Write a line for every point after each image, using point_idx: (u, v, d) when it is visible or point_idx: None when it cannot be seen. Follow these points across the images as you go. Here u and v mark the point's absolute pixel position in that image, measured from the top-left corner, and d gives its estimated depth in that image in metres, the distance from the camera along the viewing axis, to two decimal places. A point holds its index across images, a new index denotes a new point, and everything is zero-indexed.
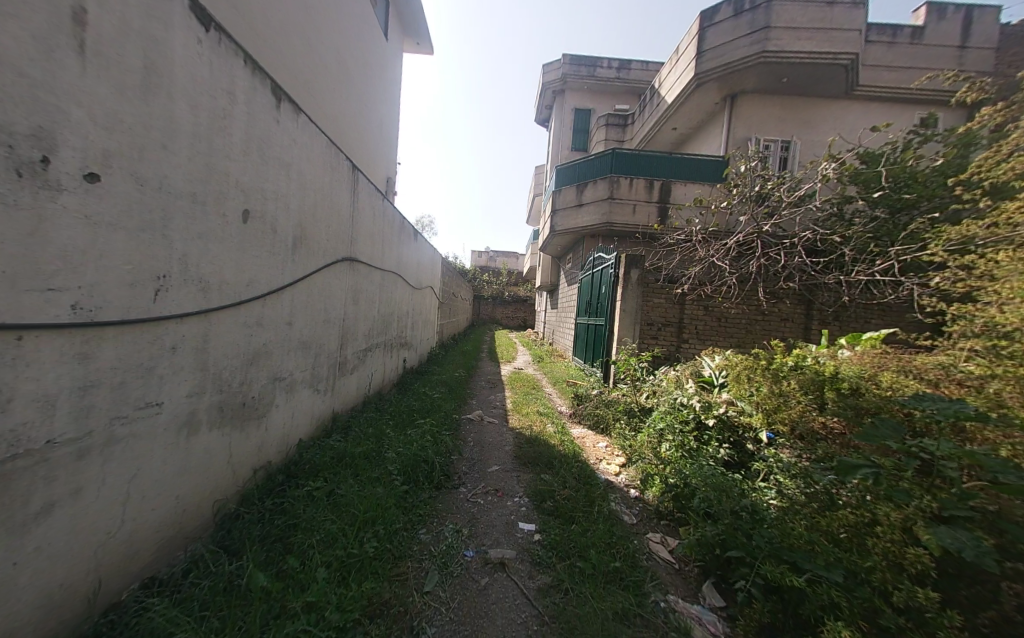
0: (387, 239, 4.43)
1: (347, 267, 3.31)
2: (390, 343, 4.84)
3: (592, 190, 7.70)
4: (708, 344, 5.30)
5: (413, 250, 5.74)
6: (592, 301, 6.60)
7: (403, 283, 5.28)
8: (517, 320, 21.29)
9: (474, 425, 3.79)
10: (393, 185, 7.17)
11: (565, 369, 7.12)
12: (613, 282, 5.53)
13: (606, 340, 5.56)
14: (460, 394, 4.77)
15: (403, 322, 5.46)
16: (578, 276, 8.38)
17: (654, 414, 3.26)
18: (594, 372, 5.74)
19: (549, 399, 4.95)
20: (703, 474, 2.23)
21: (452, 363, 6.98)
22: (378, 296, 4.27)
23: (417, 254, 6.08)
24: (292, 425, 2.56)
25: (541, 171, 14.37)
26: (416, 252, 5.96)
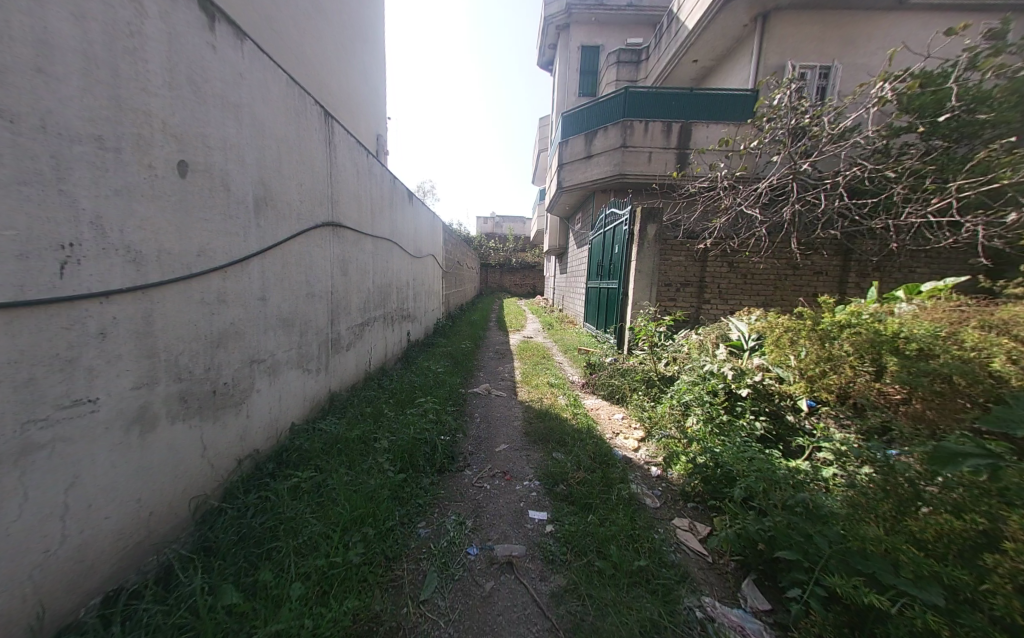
0: (377, 203, 4.03)
1: (330, 234, 2.97)
2: (390, 316, 4.58)
3: (603, 139, 6.98)
4: (732, 304, 4.88)
5: (408, 215, 5.33)
6: (604, 262, 6.14)
7: (400, 252, 4.93)
8: (526, 287, 20.84)
9: (480, 400, 3.58)
10: (384, 144, 6.62)
11: (577, 337, 6.81)
12: (627, 240, 5.05)
13: (620, 304, 5.17)
14: (466, 366, 4.54)
15: (404, 294, 5.16)
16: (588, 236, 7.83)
17: (676, 383, 2.94)
18: (607, 339, 5.42)
19: (559, 369, 4.69)
20: (738, 453, 1.95)
21: (459, 334, 6.75)
22: (373, 266, 3.94)
23: (414, 220, 5.65)
24: (280, 409, 2.36)
25: (546, 124, 13.28)
26: (412, 218, 5.54)
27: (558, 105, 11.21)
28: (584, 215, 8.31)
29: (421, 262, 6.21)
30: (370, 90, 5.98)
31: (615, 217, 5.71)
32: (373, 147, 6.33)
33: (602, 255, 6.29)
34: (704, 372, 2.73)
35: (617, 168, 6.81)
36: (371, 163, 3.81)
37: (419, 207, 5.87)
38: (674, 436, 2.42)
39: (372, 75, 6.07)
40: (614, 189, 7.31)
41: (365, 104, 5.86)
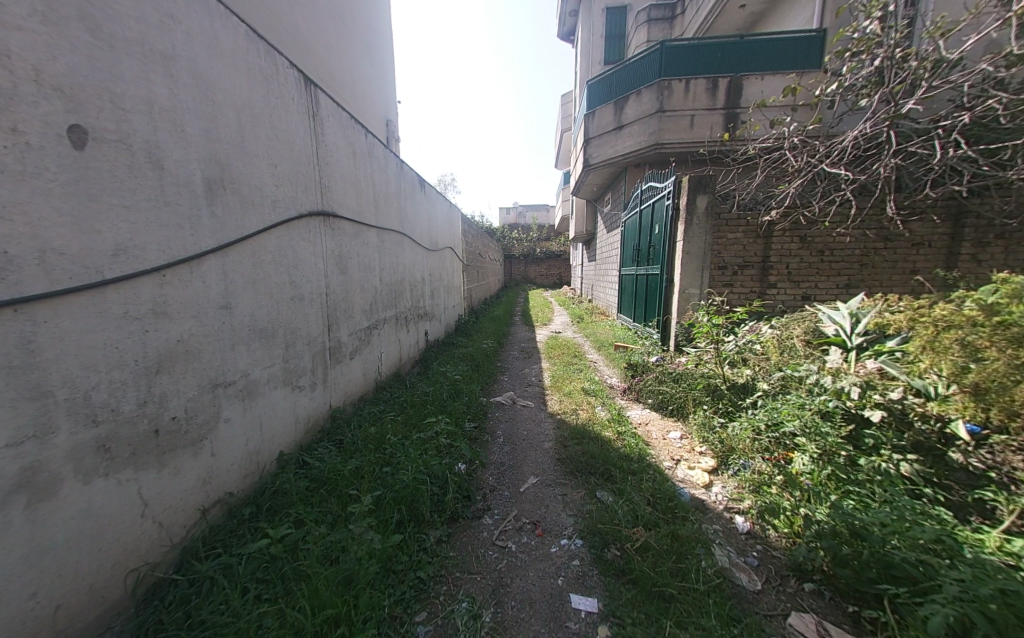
0: (381, 189, 3.55)
1: (320, 225, 2.51)
2: (405, 316, 4.15)
3: (636, 106, 6.16)
4: (804, 288, 4.04)
5: (420, 205, 4.84)
6: (642, 245, 5.38)
7: (413, 245, 4.47)
8: (553, 278, 20.09)
9: (504, 412, 3.05)
10: (394, 131, 6.18)
11: (612, 330, 6.13)
12: (671, 218, 4.29)
13: (663, 293, 4.46)
14: (489, 371, 4.04)
15: (419, 290, 4.70)
16: (621, 218, 7.04)
17: (758, 396, 2.25)
18: (649, 333, 4.73)
19: (595, 371, 4.09)
20: (896, 519, 1.30)
21: (482, 332, 6.27)
22: (379, 261, 3.49)
23: (427, 209, 5.16)
24: (261, 438, 1.96)
25: (568, 101, 12.38)
26: (425, 207, 5.06)
27: (581, 78, 10.33)
28: (616, 196, 7.51)
29: (438, 255, 5.74)
30: (375, 72, 5.53)
31: (654, 192, 4.93)
32: (384, 134, 5.91)
33: (640, 236, 5.52)
34: (809, 385, 2.04)
35: (653, 138, 5.99)
36: (371, 144, 3.33)
37: (433, 195, 5.38)
38: (769, 474, 1.78)
39: (377, 55, 5.60)
40: (649, 162, 6.48)
41: (372, 86, 5.40)
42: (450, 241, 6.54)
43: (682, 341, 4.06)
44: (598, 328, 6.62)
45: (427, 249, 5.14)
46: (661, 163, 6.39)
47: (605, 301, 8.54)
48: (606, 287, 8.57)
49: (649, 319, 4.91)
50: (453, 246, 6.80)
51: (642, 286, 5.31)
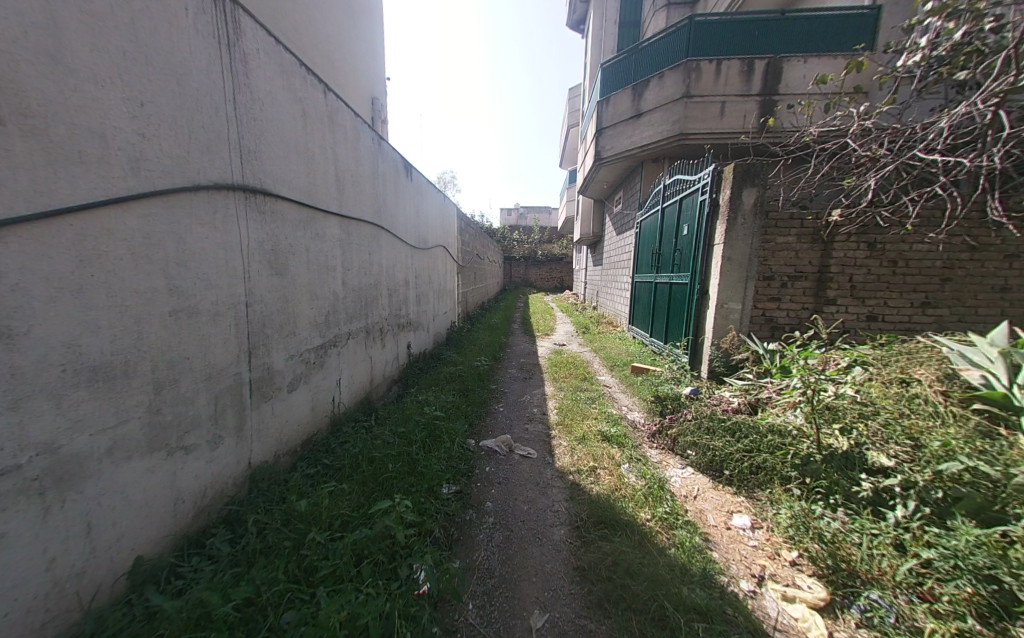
0: (348, 166, 2.76)
1: (235, 202, 1.72)
2: (378, 329, 3.37)
3: (657, 90, 5.40)
4: (869, 306, 3.29)
5: (405, 192, 4.04)
6: (664, 250, 4.60)
7: (393, 240, 3.69)
8: (553, 282, 19.38)
9: (497, 466, 2.26)
10: (381, 111, 5.40)
11: (626, 346, 5.34)
12: (706, 216, 3.50)
13: (693, 307, 3.67)
14: (480, 398, 3.26)
15: (400, 296, 3.91)
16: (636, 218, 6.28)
17: (913, 497, 1.49)
18: (673, 353, 3.96)
19: (611, 403, 3.31)
20: None
21: (476, 343, 5.48)
22: (342, 259, 2.69)
23: (414, 199, 4.36)
24: (83, 552, 1.16)
25: (576, 95, 11.67)
26: (411, 196, 4.26)
27: (591, 68, 9.59)
28: (629, 194, 6.75)
29: (428, 255, 4.95)
30: (359, 39, 4.75)
31: (683, 186, 4.14)
32: (368, 113, 5.12)
33: (661, 239, 4.74)
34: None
35: (677, 126, 5.24)
36: (333, 105, 2.54)
37: (422, 182, 4.58)
38: None
39: (363, 19, 4.81)
40: (669, 155, 5.72)
41: (354, 55, 4.62)
42: (442, 240, 5.77)
43: (720, 368, 3.28)
44: (609, 342, 5.82)
45: (413, 248, 4.35)
46: (684, 156, 5.64)
47: (613, 310, 7.77)
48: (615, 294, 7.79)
49: (673, 337, 4.13)
50: (445, 245, 5.99)
51: (663, 298, 4.53)
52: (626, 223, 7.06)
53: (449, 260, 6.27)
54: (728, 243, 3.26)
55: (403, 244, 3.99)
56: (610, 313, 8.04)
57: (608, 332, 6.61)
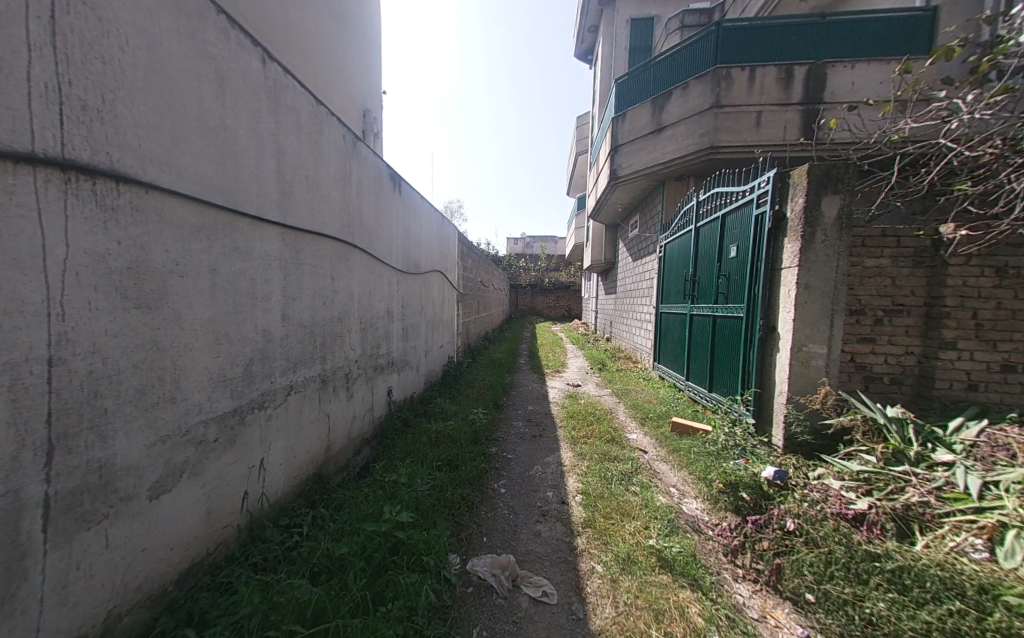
0: (299, 162, 2.07)
1: (33, 185, 0.99)
2: (341, 376, 2.55)
3: (681, 101, 4.82)
4: (1005, 350, 2.41)
5: (391, 207, 3.36)
6: (701, 276, 3.80)
7: (372, 262, 2.97)
8: (561, 311, 18.66)
9: (492, 626, 1.35)
10: (374, 124, 4.88)
11: (656, 391, 4.41)
12: (768, 234, 2.73)
13: (754, 348, 2.82)
14: (473, 474, 2.37)
15: (379, 330, 3.12)
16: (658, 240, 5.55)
17: None
18: (727, 406, 3.06)
19: (655, 484, 2.38)
20: None
21: (475, 383, 4.60)
22: (284, 284, 1.94)
23: (404, 217, 3.67)
24: None
25: (585, 122, 11.39)
26: (400, 212, 3.57)
27: (601, 93, 9.29)
28: (649, 215, 6.07)
29: (420, 282, 4.20)
30: (351, 46, 4.27)
31: (726, 201, 3.41)
32: (358, 126, 4.58)
33: (695, 263, 3.96)
34: None
35: (705, 139, 4.62)
36: (276, 80, 1.89)
37: (414, 198, 3.92)
38: None
39: (356, 27, 4.37)
40: (697, 171, 5.06)
41: (344, 61, 4.12)
42: (439, 264, 5.05)
43: (806, 436, 2.37)
44: (632, 384, 4.89)
45: (401, 273, 3.62)
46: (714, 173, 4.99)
47: (632, 343, 6.88)
48: (633, 326, 6.94)
49: (723, 385, 3.24)
50: (443, 270, 5.26)
51: (704, 333, 3.68)
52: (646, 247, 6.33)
53: (447, 287, 5.53)
54: (805, 266, 2.46)
55: (386, 269, 3.26)
56: (628, 347, 7.14)
57: (629, 370, 5.69)
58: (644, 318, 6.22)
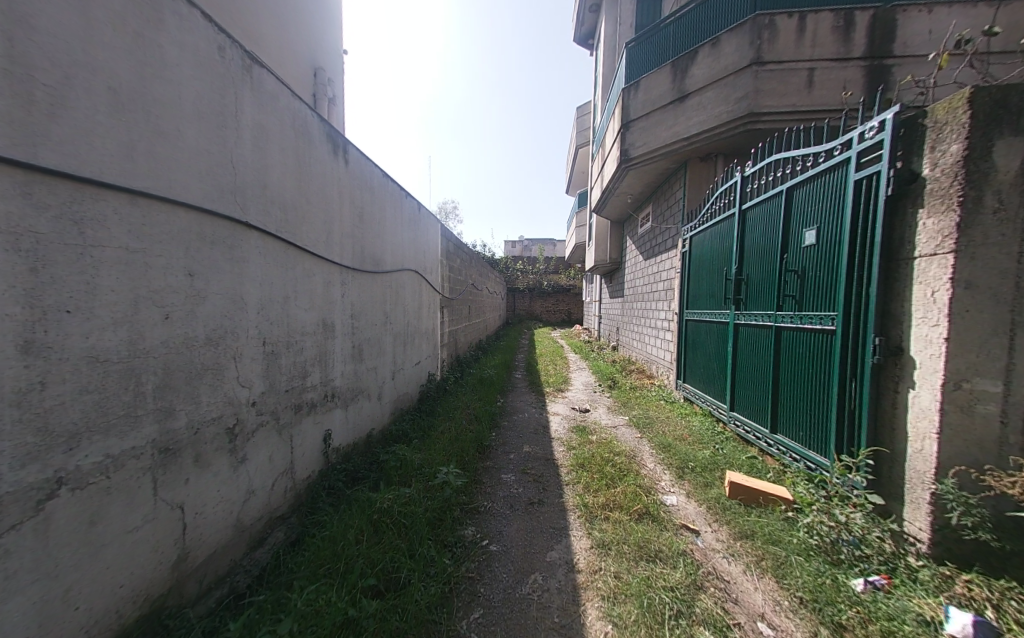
0: (86, 49, 1.10)
1: None
2: (217, 434, 1.58)
3: (710, 60, 3.86)
4: None
5: (327, 177, 2.38)
6: (754, 272, 2.84)
7: (290, 254, 2.01)
8: (560, 316, 17.79)
9: None
10: (326, 90, 3.90)
11: (688, 421, 3.43)
12: (884, 205, 1.79)
13: (860, 380, 1.87)
14: (428, 603, 1.40)
15: (306, 353, 2.15)
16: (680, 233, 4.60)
17: None
18: (817, 462, 2.08)
19: (732, 617, 1.41)
20: None
21: (458, 411, 3.63)
22: (35, 287, 0.99)
23: (351, 194, 2.68)
24: None
25: (585, 112, 10.42)
26: (344, 188, 2.59)
27: (603, 77, 8.33)
28: (666, 205, 5.11)
29: (382, 284, 3.22)
30: None
31: (794, 168, 2.45)
32: (304, 89, 3.60)
33: (743, 257, 2.99)
34: None
35: (744, 105, 3.64)
36: None
37: (370, 173, 2.95)
38: None
39: None
40: (729, 148, 4.11)
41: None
42: (414, 263, 4.05)
43: (985, 535, 1.44)
44: (654, 409, 3.90)
45: (349, 272, 2.65)
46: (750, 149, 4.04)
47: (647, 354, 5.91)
48: (647, 334, 5.97)
49: (799, 427, 2.27)
50: (420, 271, 4.25)
51: (760, 350, 2.71)
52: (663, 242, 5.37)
53: (427, 291, 4.55)
54: (968, 255, 1.50)
55: (317, 265, 2.28)
56: (642, 359, 6.17)
57: (647, 389, 4.72)
58: (662, 326, 5.26)
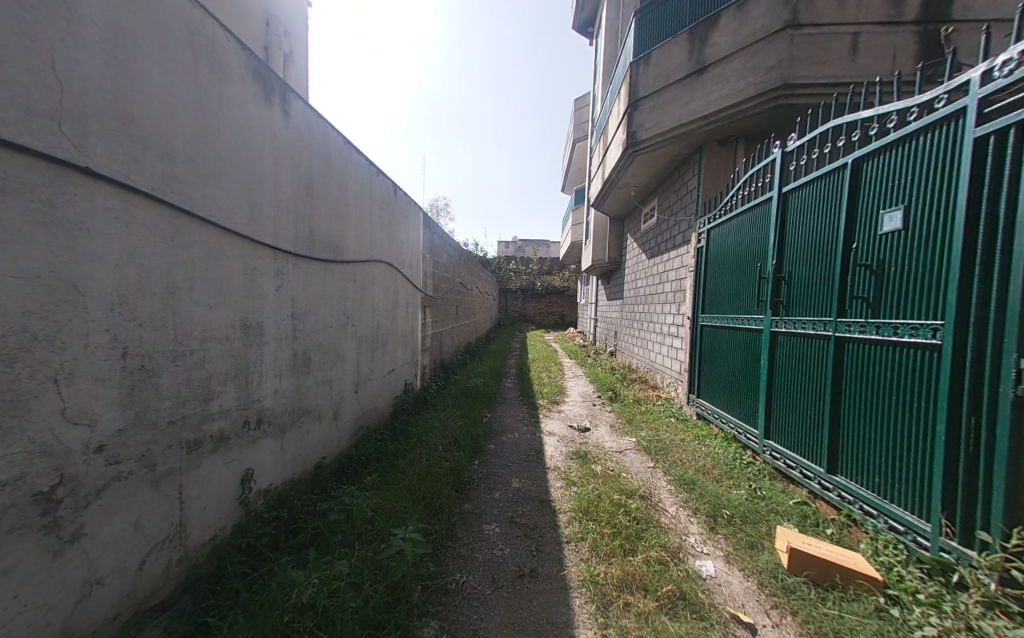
0: None
1: None
2: (15, 504, 0.96)
3: (735, 25, 3.34)
4: None
5: (253, 126, 1.77)
6: (801, 267, 2.29)
7: (185, 223, 1.40)
8: (554, 319, 17.33)
9: None
10: (281, 46, 3.26)
11: (709, 447, 2.87)
12: (1022, 169, 1.24)
13: (984, 416, 1.32)
14: None
15: (213, 364, 1.54)
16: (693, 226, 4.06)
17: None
18: (909, 522, 1.53)
19: None
20: None
21: (436, 430, 3.03)
22: None
23: (292, 157, 2.07)
24: None
25: (584, 105, 9.89)
26: (281, 147, 1.98)
27: (604, 65, 7.82)
28: (676, 196, 4.59)
29: (342, 276, 2.59)
30: None
31: (858, 133, 1.90)
32: (253, 40, 2.98)
33: (786, 250, 2.44)
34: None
35: (776, 76, 3.12)
36: None
37: (321, 134, 2.33)
38: None
39: None
40: (754, 129, 3.60)
41: None
42: (387, 253, 3.43)
43: None
44: (665, 430, 3.33)
45: (290, 257, 2.04)
46: (778, 131, 3.54)
47: (650, 363, 5.38)
48: (651, 341, 5.43)
49: (876, 471, 1.72)
50: (395, 263, 3.63)
51: (809, 366, 2.17)
52: (671, 239, 4.84)
53: (405, 287, 3.94)
54: None
55: (235, 243, 1.66)
56: (644, 368, 5.63)
57: (653, 403, 4.16)
58: (668, 332, 4.73)
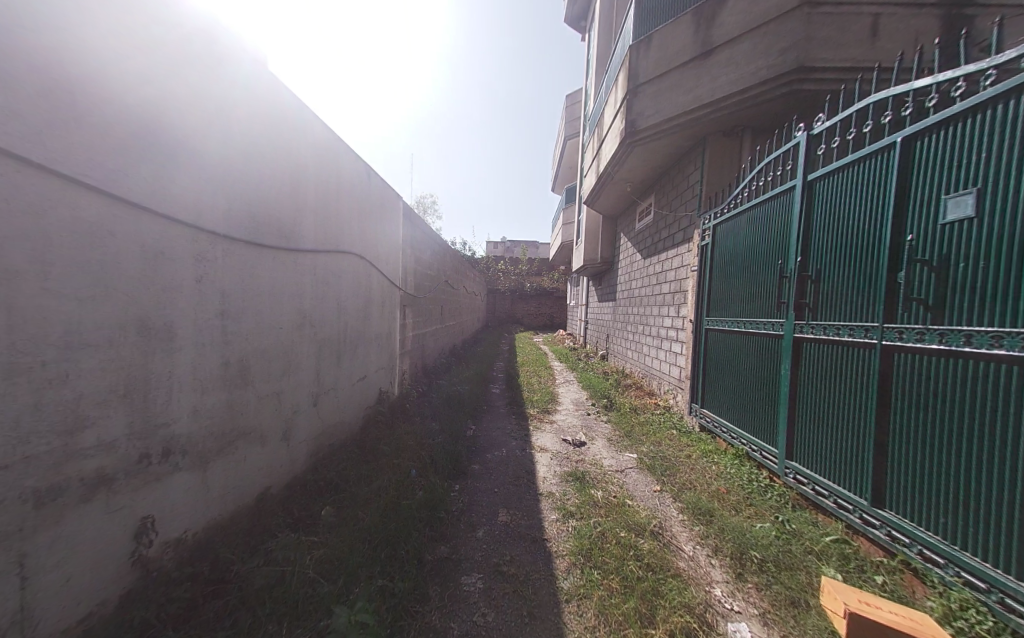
0: None
1: None
2: None
3: (746, 2, 3.06)
4: None
5: (169, 70, 1.40)
6: (831, 264, 2.01)
7: (41, 185, 0.99)
8: (542, 320, 17.04)
9: None
10: None
11: (720, 468, 2.54)
12: None
13: None
14: None
15: (88, 381, 1.11)
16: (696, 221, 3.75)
17: None
18: (994, 577, 1.28)
19: None
20: None
21: (410, 448, 2.62)
22: None
23: (228, 116, 1.69)
24: None
25: (575, 100, 9.60)
26: (213, 102, 1.60)
27: (597, 57, 7.52)
28: (676, 191, 4.27)
29: (297, 267, 2.18)
30: None
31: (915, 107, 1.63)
32: None
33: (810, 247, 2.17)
34: None
35: (792, 57, 2.85)
36: None
37: (268, 93, 1.95)
38: None
39: None
40: (763, 119, 3.32)
41: None
42: (356, 244, 2.99)
43: None
44: (669, 446, 2.99)
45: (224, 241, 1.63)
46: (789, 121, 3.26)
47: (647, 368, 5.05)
48: (647, 345, 5.10)
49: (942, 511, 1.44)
50: (366, 257, 3.19)
51: (845, 380, 1.87)
52: (670, 236, 4.52)
53: (381, 285, 3.51)
54: None
55: (141, 218, 1.27)
56: (639, 373, 5.30)
57: (652, 414, 3.82)
58: (667, 335, 4.41)
